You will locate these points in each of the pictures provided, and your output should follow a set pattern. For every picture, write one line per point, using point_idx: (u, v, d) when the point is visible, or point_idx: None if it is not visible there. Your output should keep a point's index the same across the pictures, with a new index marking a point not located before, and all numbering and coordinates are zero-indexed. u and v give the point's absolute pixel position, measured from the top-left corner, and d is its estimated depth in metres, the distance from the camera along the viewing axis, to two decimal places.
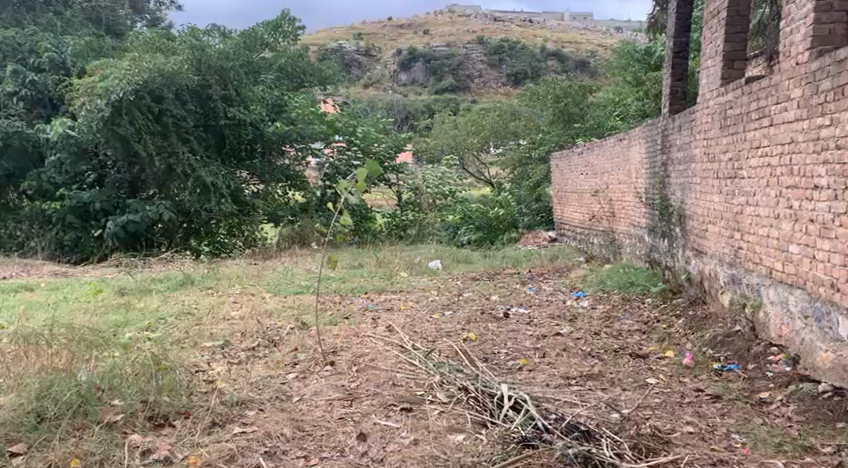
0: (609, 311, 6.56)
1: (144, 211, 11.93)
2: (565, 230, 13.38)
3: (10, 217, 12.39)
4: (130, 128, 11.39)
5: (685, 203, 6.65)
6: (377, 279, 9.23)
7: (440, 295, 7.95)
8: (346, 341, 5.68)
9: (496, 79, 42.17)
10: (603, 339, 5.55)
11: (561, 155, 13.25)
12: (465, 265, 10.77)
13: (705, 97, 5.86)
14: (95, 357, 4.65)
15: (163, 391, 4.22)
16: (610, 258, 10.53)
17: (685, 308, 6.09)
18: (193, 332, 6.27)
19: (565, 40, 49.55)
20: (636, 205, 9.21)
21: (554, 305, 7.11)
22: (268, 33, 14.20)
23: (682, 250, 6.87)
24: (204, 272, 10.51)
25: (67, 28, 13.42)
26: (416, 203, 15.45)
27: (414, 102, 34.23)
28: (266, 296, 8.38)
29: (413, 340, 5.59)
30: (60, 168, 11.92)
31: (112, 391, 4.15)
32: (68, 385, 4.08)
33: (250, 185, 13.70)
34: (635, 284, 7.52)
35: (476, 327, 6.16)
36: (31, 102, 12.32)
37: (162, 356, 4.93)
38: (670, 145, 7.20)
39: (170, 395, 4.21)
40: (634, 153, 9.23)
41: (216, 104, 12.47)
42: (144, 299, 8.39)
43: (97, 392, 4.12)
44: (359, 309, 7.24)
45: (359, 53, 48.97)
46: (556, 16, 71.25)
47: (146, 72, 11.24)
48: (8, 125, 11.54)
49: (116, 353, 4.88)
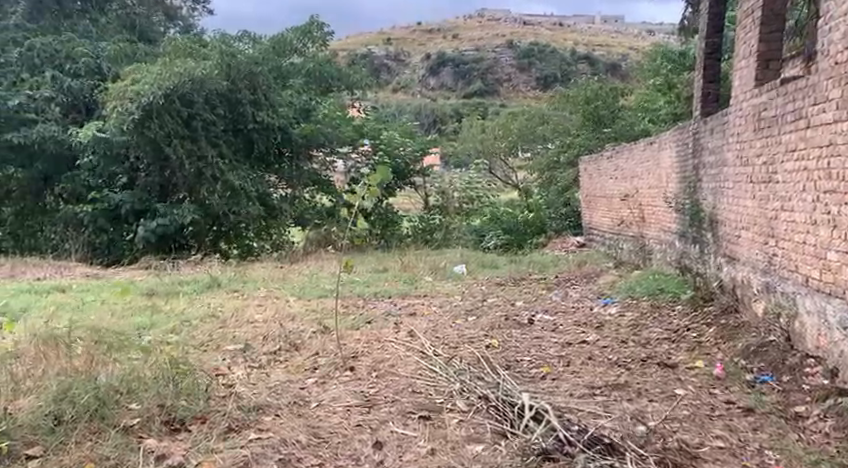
0: (637, 319, 6.42)
1: (172, 214, 11.95)
2: (593, 235, 13.22)
3: (46, 220, 12.64)
4: (160, 131, 11.52)
5: (717, 208, 6.49)
6: (395, 284, 9.15)
7: (464, 300, 7.86)
8: (367, 346, 5.60)
9: (526, 83, 42.13)
10: (630, 348, 5.41)
11: (590, 158, 13.07)
12: (491, 269, 10.67)
13: (738, 99, 5.70)
14: (121, 359, 4.66)
15: (181, 395, 4.17)
16: (640, 264, 10.33)
17: (716, 316, 5.92)
18: (217, 335, 6.24)
19: (595, 44, 49.24)
20: (667, 211, 9.03)
21: (581, 312, 6.99)
22: (297, 38, 14.08)
23: (714, 256, 6.71)
24: (230, 275, 10.50)
25: (102, 34, 13.49)
26: (444, 206, 15.69)
27: (443, 107, 34.20)
28: (290, 299, 8.33)
29: (435, 346, 5.50)
30: (94, 171, 12.18)
31: (131, 394, 4.14)
32: (87, 388, 4.06)
33: (275, 188, 13.60)
34: (665, 291, 7.34)
35: (499, 333, 6.06)
36: (67, 107, 12.51)
37: (183, 361, 4.88)
38: (701, 149, 7.04)
39: (187, 399, 4.18)
40: (665, 157, 9.05)
41: (245, 108, 12.49)
42: (169, 301, 8.38)
43: (116, 395, 4.10)
44: (382, 314, 7.15)
45: (388, 58, 49.06)
46: (587, 19, 70.83)
47: (177, 76, 11.32)
48: (45, 130, 11.63)
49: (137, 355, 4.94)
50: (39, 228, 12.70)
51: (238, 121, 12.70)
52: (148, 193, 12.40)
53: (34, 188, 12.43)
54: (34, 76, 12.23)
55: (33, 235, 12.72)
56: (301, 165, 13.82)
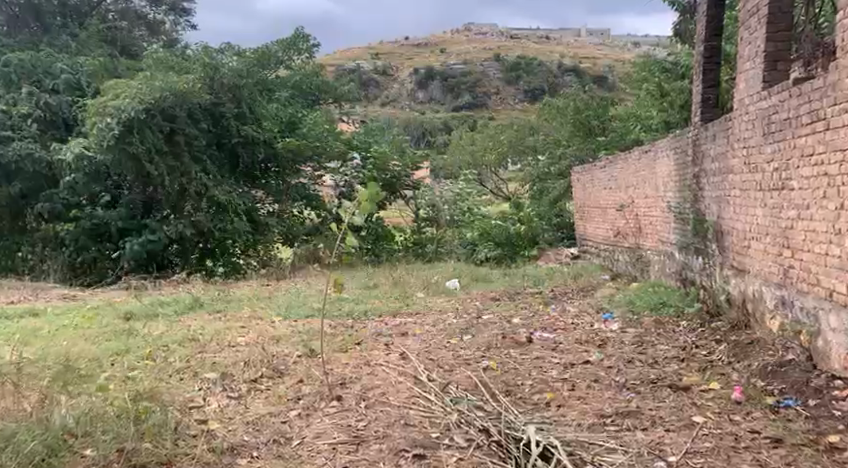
0: (642, 335, 6.08)
1: (162, 230, 11.67)
2: (588, 247, 12.88)
3: (24, 239, 12.10)
4: (142, 147, 11.06)
5: (721, 218, 6.17)
6: (384, 301, 8.76)
7: (458, 317, 7.49)
8: (355, 372, 5.21)
9: (514, 96, 41.93)
10: (638, 368, 5.08)
11: (582, 169, 12.75)
12: (484, 284, 10.32)
13: (743, 102, 5.37)
14: (90, 399, 4.26)
15: (144, 437, 3.79)
16: (638, 276, 9.99)
17: (725, 332, 5.63)
18: (195, 362, 5.87)
19: (581, 57, 49.18)
20: (666, 220, 8.70)
21: (580, 328, 6.64)
22: (282, 50, 13.60)
23: (720, 268, 6.38)
24: (213, 294, 10.09)
25: (82, 49, 13.08)
26: (435, 220, 15.06)
27: (431, 121, 33.92)
28: (275, 320, 7.93)
29: (428, 370, 5.14)
30: (73, 189, 11.54)
31: (87, 437, 3.75)
32: (33, 434, 3.66)
33: (263, 204, 13.36)
34: (667, 305, 7.03)
35: (497, 353, 5.69)
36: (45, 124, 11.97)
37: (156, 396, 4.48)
38: (703, 156, 6.74)
39: (152, 441, 3.78)
40: (661, 165, 8.75)
41: (229, 122, 12.31)
42: (148, 324, 7.97)
43: (70, 440, 3.72)
44: (371, 334, 6.75)
45: (376, 72, 48.83)
46: (574, 32, 70.90)
47: (159, 91, 10.96)
48: (22, 147, 11.19)
49: (103, 393, 4.51)
50: (18, 249, 12.12)
51: (222, 136, 12.45)
52: (133, 209, 12.04)
53: (15, 208, 11.82)
54: (9, 93, 11.69)
55: (11, 255, 12.19)
56: (288, 182, 13.45)
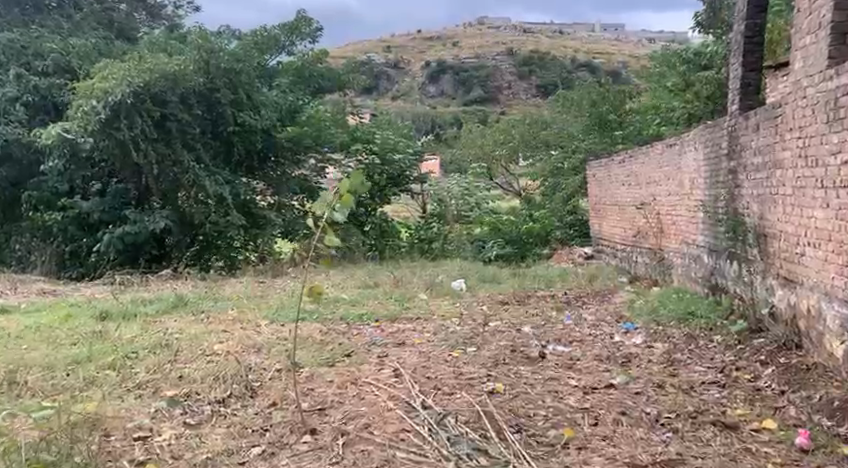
0: (671, 353, 5.32)
1: (144, 222, 10.71)
2: (603, 247, 12.09)
3: (12, 229, 11.26)
4: (130, 133, 10.16)
5: (766, 219, 5.43)
6: (382, 304, 7.95)
7: (461, 325, 6.70)
8: (339, 394, 4.44)
9: (527, 90, 41.01)
10: (669, 395, 4.33)
11: (598, 164, 11.96)
12: (492, 285, 9.52)
13: (800, 83, 4.63)
14: (18, 450, 3.48)
15: None
16: (658, 280, 9.22)
17: (771, 353, 4.89)
18: (161, 376, 5.12)
19: (595, 51, 48.27)
20: (691, 220, 7.91)
21: (600, 341, 5.87)
22: (285, 35, 12.84)
23: (762, 276, 5.62)
24: (201, 292, 9.37)
25: (74, 30, 12.19)
26: (442, 215, 14.23)
27: (441, 114, 32.97)
28: (260, 325, 7.10)
29: (424, 392, 4.38)
30: (62, 175, 10.83)
31: None
32: None
33: (262, 196, 12.40)
34: (696, 316, 6.24)
35: (505, 373, 4.89)
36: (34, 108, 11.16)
37: (100, 441, 3.72)
38: (742, 148, 5.95)
39: None
40: (687, 161, 7.95)
41: (225, 108, 11.18)
42: (121, 326, 7.14)
43: None
44: (363, 344, 5.97)
45: (387, 65, 48.01)
46: (587, 27, 69.74)
47: (150, 73, 10.02)
48: (9, 130, 10.41)
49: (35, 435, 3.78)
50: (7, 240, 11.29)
51: (217, 123, 11.41)
52: (123, 198, 11.22)
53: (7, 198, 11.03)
54: None
55: None
56: (288, 173, 12.64)
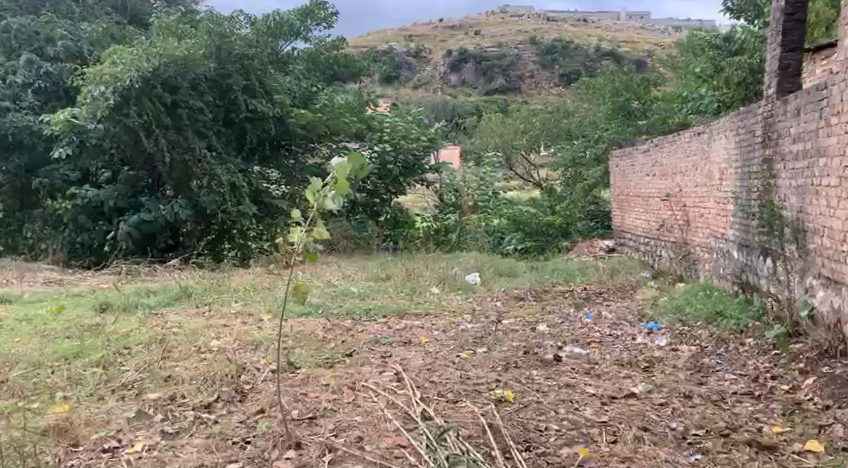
0: (699, 358, 4.89)
1: (158, 211, 10.14)
2: (626, 239, 11.61)
3: (25, 220, 10.80)
4: (140, 120, 9.57)
5: (806, 213, 5.05)
6: (392, 299, 7.52)
7: (474, 322, 6.27)
8: (333, 400, 4.05)
9: (548, 79, 40.31)
10: (696, 406, 3.94)
11: (622, 154, 11.44)
12: (509, 278, 9.08)
13: None
14: None
15: None
16: (683, 275, 8.77)
17: (812, 361, 4.54)
18: (150, 372, 4.68)
19: (620, 40, 47.45)
20: (720, 213, 7.45)
21: (622, 343, 5.43)
22: (299, 19, 12.17)
23: (800, 275, 5.18)
24: (206, 282, 8.97)
25: (86, 15, 11.75)
26: (458, 206, 13.89)
27: (462, 103, 32.40)
28: (262, 319, 6.61)
29: (428, 400, 3.99)
30: (73, 164, 10.43)
31: None
32: None
33: (274, 185, 11.82)
34: (726, 317, 5.79)
35: (515, 378, 4.47)
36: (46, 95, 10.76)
37: (65, 458, 3.49)
38: (779, 136, 5.52)
39: None
40: (716, 150, 7.48)
41: (236, 95, 10.58)
42: (117, 317, 6.69)
43: None
44: (367, 342, 5.55)
45: (408, 54, 47.41)
46: (612, 15, 68.58)
47: (157, 58, 9.47)
48: (20, 119, 9.95)
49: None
50: (19, 228, 10.84)
51: (229, 110, 10.82)
52: (135, 187, 10.59)
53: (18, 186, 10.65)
54: (9, 60, 10.51)
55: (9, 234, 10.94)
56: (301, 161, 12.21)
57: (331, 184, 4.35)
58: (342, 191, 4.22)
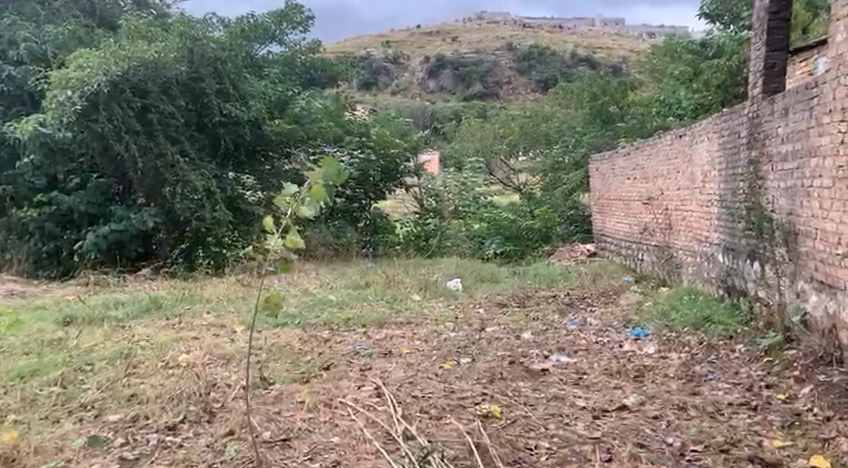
0: (690, 366, 4.71)
1: (129, 219, 9.81)
2: (607, 243, 11.47)
3: None
4: (109, 125, 9.27)
5: (797, 216, 4.90)
6: (373, 308, 7.28)
7: (457, 331, 6.04)
8: (309, 419, 3.81)
9: (526, 85, 40.27)
10: (692, 417, 3.76)
11: (602, 157, 11.30)
12: (491, 284, 8.87)
13: (843, 59, 4.24)
14: None
15: None
16: (667, 280, 8.62)
17: (807, 368, 4.37)
18: (112, 391, 4.41)
19: (596, 46, 47.61)
20: (704, 217, 7.29)
21: (609, 351, 5.23)
22: (274, 22, 11.93)
23: (791, 280, 5.03)
24: (177, 292, 8.68)
25: (51, 16, 11.32)
26: (438, 211, 13.64)
27: (440, 109, 32.21)
28: (235, 330, 6.33)
29: (412, 418, 3.76)
30: (38, 170, 9.88)
31: None
32: None
33: (251, 191, 11.42)
34: (714, 322, 5.63)
35: (502, 391, 4.27)
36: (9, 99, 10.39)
37: None
38: (767, 136, 5.37)
39: None
40: (699, 152, 7.33)
41: (209, 99, 10.21)
42: (81, 331, 6.38)
43: None
44: (345, 354, 5.32)
45: (386, 60, 47.17)
46: (587, 22, 68.78)
47: (125, 61, 9.14)
48: None
49: None
50: None
51: (202, 114, 10.41)
52: (105, 194, 10.23)
53: None
54: None
55: None
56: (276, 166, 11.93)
57: (306, 190, 3.87)
58: (318, 197, 3.75)
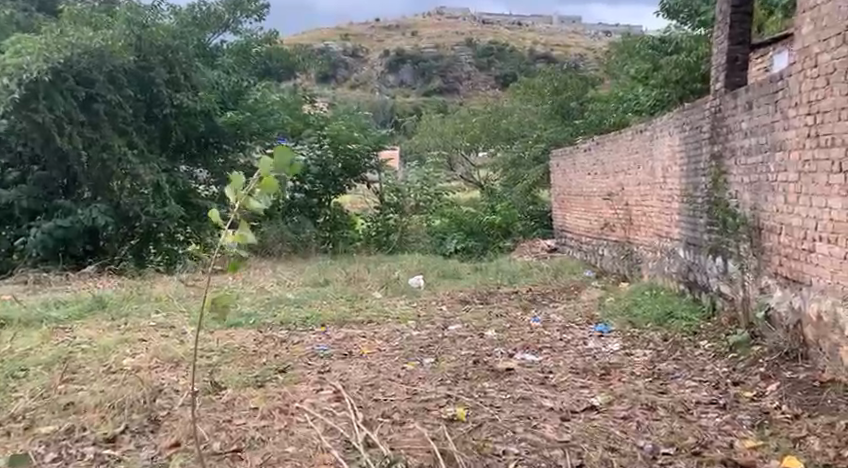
0: (656, 364, 4.63)
1: (75, 215, 9.41)
2: (567, 239, 11.44)
3: None
4: (50, 115, 8.81)
5: (761, 210, 4.86)
6: (332, 306, 7.10)
7: (419, 331, 5.89)
8: (263, 427, 3.66)
9: (486, 81, 40.30)
10: (660, 417, 3.68)
11: (563, 152, 11.24)
12: (452, 281, 8.74)
13: (811, 51, 4.18)
14: None
15: None
16: (627, 275, 8.58)
17: (773, 365, 4.33)
18: (49, 400, 4.16)
19: (555, 43, 47.83)
20: (665, 212, 7.25)
21: (573, 349, 5.13)
22: (229, 11, 11.67)
23: (755, 276, 4.99)
24: (127, 291, 8.42)
25: None
26: (400, 206, 13.20)
27: (400, 105, 32.03)
28: (186, 331, 6.11)
29: (374, 424, 3.61)
30: None
31: None
32: None
33: (205, 186, 11.16)
34: (678, 319, 5.57)
35: (467, 393, 4.13)
36: None
37: None
38: (730, 129, 5.31)
39: None
40: (659, 147, 7.28)
41: (160, 89, 9.87)
42: (20, 333, 6.08)
43: None
44: (302, 356, 5.14)
45: (345, 54, 46.78)
46: (545, 19, 69.23)
47: (69, 48, 8.91)
48: None
49: None
50: None
51: (152, 105, 10.09)
52: (47, 189, 9.69)
53: None
54: None
55: None
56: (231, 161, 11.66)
57: (257, 181, 3.55)
58: (268, 187, 3.42)
